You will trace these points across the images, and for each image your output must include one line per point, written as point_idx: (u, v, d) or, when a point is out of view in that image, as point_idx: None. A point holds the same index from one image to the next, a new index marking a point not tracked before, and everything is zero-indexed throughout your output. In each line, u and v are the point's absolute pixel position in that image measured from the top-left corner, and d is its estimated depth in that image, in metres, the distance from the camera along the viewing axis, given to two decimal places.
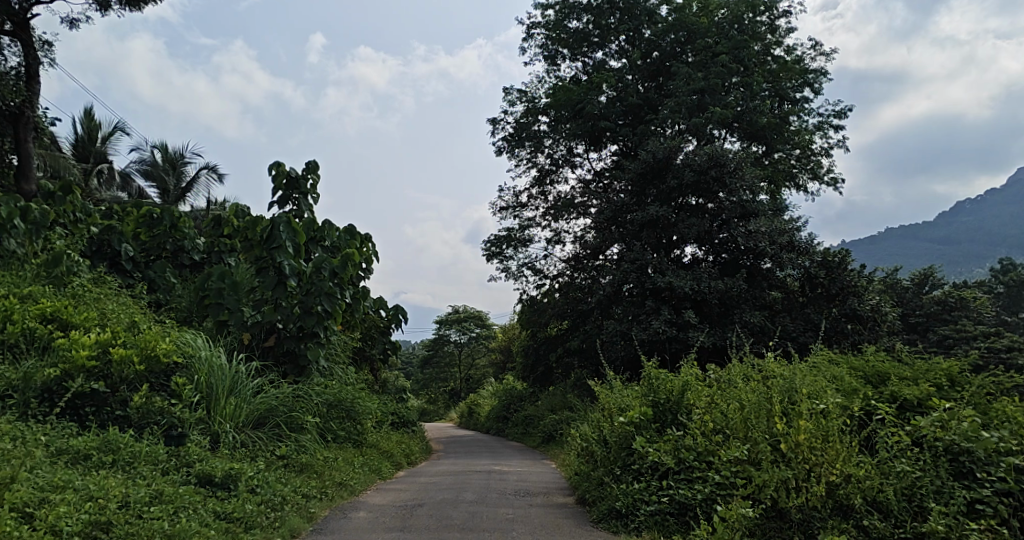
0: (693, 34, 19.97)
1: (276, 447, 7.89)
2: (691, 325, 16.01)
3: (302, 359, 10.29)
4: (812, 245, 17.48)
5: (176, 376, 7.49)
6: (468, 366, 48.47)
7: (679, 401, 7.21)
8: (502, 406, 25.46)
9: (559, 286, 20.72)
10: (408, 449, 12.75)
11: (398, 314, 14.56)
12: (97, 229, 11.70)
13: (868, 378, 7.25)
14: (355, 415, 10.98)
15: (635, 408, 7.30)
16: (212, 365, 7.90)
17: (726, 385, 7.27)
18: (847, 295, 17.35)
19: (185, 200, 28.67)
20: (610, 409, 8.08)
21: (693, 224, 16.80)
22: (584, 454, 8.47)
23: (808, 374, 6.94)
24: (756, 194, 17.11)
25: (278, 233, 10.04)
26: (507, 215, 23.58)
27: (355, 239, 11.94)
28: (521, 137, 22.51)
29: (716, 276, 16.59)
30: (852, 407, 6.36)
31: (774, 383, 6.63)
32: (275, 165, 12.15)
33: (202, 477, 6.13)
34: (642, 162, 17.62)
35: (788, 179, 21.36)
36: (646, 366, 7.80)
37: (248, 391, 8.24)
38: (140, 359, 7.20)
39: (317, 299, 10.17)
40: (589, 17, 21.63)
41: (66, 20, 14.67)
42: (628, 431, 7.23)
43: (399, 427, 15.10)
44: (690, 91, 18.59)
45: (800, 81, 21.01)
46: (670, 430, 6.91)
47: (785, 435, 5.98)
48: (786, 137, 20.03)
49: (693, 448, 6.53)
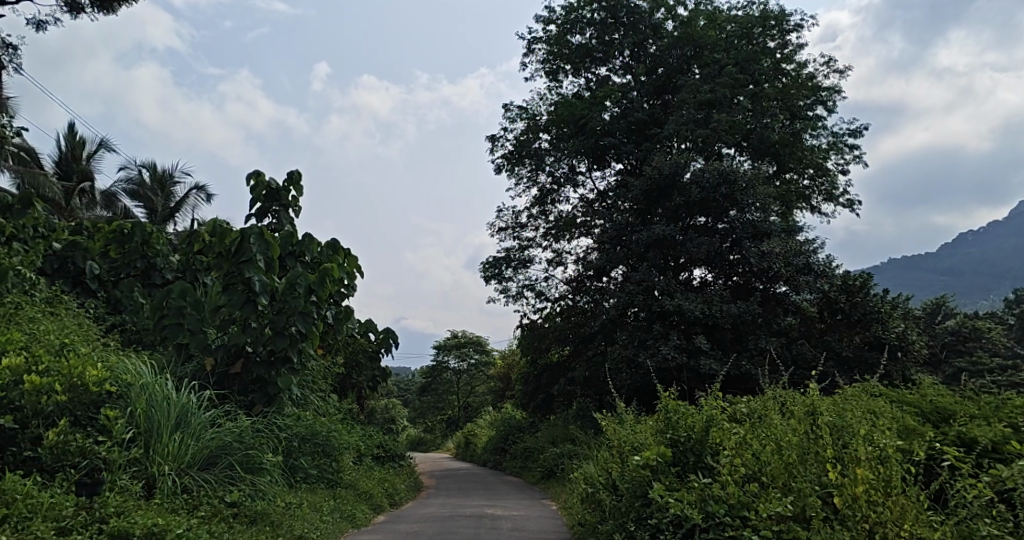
0: (701, 49, 18.98)
1: (226, 493, 6.80)
2: (703, 352, 14.87)
3: (272, 387, 9.12)
4: (830, 268, 16.30)
5: (108, 408, 6.32)
6: (467, 395, 46.84)
7: (702, 440, 5.98)
8: (501, 437, 24.12)
9: (560, 310, 19.60)
10: (391, 489, 11.55)
11: (388, 339, 13.39)
12: (59, 245, 10.56)
13: (927, 416, 6.07)
14: (330, 450, 9.89)
15: (652, 448, 6.09)
16: (153, 396, 6.78)
17: (759, 421, 6.11)
18: (872, 321, 16.00)
19: (173, 221, 27.67)
20: (623, 447, 6.93)
21: (701, 244, 15.70)
22: (589, 501, 7.30)
23: (861, 409, 5.76)
24: (770, 213, 16.07)
25: (249, 245, 9.01)
26: (505, 236, 22.53)
27: (339, 256, 10.84)
28: (521, 156, 21.57)
29: (729, 299, 15.48)
30: (915, 451, 5.21)
31: (821, 419, 5.47)
32: (255, 174, 11.10)
33: (117, 536, 5.03)
34: (647, 179, 16.60)
35: (802, 201, 20.07)
36: (663, 397, 6.65)
37: (199, 425, 7.10)
38: (63, 388, 6.07)
39: (290, 320, 8.98)
40: (592, 32, 20.70)
41: (34, 22, 13.70)
42: (645, 476, 6.06)
43: (387, 462, 13.91)
44: (697, 106, 17.60)
45: (813, 99, 19.66)
46: (695, 476, 5.69)
47: (840, 486, 4.87)
48: (800, 156, 18.69)
49: (722, 500, 5.31)
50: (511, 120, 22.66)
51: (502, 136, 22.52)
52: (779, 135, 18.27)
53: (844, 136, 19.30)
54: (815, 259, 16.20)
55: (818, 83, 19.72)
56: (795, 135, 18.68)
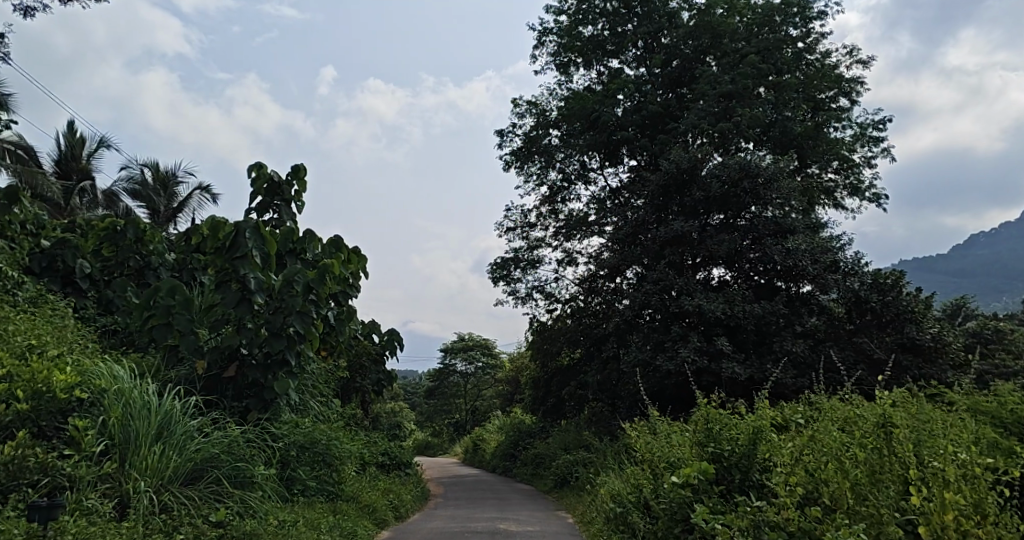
0: (720, 37, 18.09)
1: (210, 511, 6.11)
2: (725, 354, 14.08)
3: (268, 393, 8.39)
4: (859, 266, 15.44)
5: (76, 416, 5.64)
6: (474, 397, 46.11)
7: (750, 456, 5.25)
8: (510, 443, 23.39)
9: (571, 311, 18.90)
10: (396, 501, 10.82)
11: (394, 341, 12.67)
12: (48, 243, 9.82)
13: (1013, 431, 5.26)
14: (330, 461, 9.19)
15: (692, 465, 5.33)
16: (131, 402, 6.07)
17: (816, 432, 5.34)
18: (904, 322, 15.04)
19: (176, 222, 27.03)
20: (657, 463, 6.20)
21: (722, 241, 14.91)
22: (616, 522, 6.55)
23: (939, 418, 4.94)
24: (793, 209, 15.30)
25: (243, 239, 8.28)
26: (514, 236, 21.83)
27: (342, 253, 10.11)
28: (530, 153, 20.76)
29: (752, 299, 14.70)
30: (1010, 470, 4.40)
31: (898, 432, 4.65)
32: (256, 167, 10.41)
33: None
34: (664, 173, 15.81)
35: (825, 196, 19.18)
36: (703, 408, 5.92)
37: (183, 435, 6.39)
38: (25, 395, 5.41)
39: (287, 319, 8.25)
40: (604, 23, 19.96)
41: (24, 10, 13.03)
42: (685, 498, 5.30)
43: (391, 471, 13.17)
44: (716, 97, 16.80)
45: (837, 90, 18.72)
46: (745, 499, 4.94)
47: (925, 513, 4.07)
48: (823, 149, 17.79)
49: (781, 529, 4.52)
50: (520, 116, 21.91)
51: (511, 132, 21.77)
52: (802, 127, 17.44)
53: (869, 129, 18.30)
54: (843, 257, 15.35)
55: (841, 73, 18.68)
56: (817, 127, 17.82)
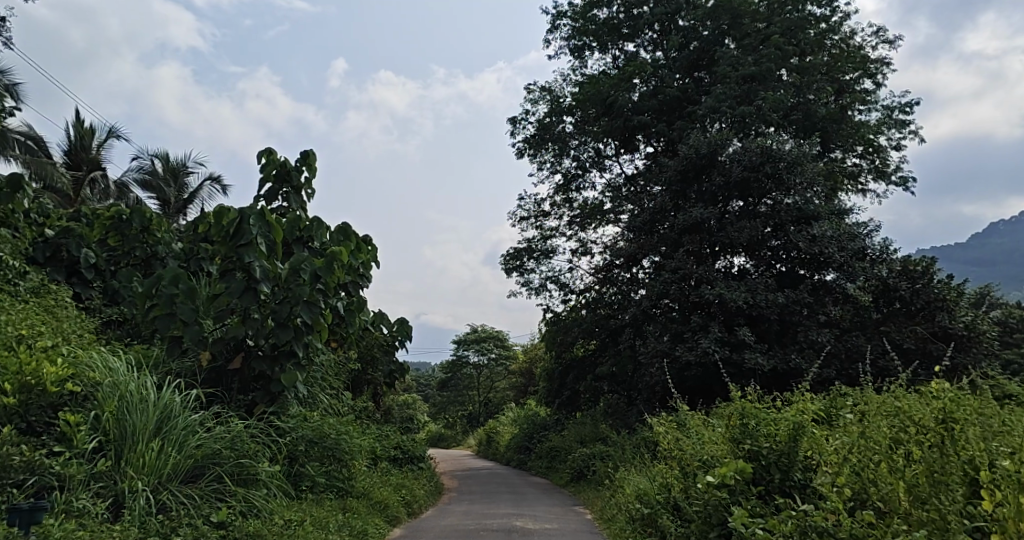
0: (739, 18, 17.41)
1: (212, 511, 5.77)
2: (747, 345, 13.63)
3: (274, 386, 8.02)
4: (887, 253, 14.91)
5: (68, 411, 5.32)
6: (487, 389, 45.81)
7: (792, 454, 4.84)
8: (525, 435, 23.01)
9: (586, 301, 18.50)
10: (409, 496, 10.46)
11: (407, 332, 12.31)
12: (52, 232, 9.50)
13: None
14: (340, 456, 8.85)
15: (728, 464, 4.94)
16: (127, 396, 5.74)
17: (863, 428, 4.90)
18: (935, 310, 14.51)
19: (187, 213, 26.78)
20: (688, 463, 5.82)
21: (743, 229, 14.41)
22: (644, 522, 6.14)
23: (1008, 417, 4.47)
24: (817, 195, 14.78)
25: (248, 226, 7.91)
26: (527, 226, 21.42)
27: (352, 241, 9.73)
28: (543, 140, 20.28)
29: (774, 288, 14.22)
30: None
31: (965, 432, 4.19)
32: (265, 152, 10.05)
33: None
34: (682, 159, 15.27)
35: (849, 182, 18.61)
36: (738, 404, 5.53)
37: (183, 430, 6.05)
38: (12, 389, 5.09)
39: (294, 309, 7.87)
40: (619, 6, 19.44)
41: None
42: (722, 500, 4.96)
43: (405, 465, 12.81)
44: (738, 79, 16.29)
45: (862, 72, 18.14)
46: (789, 503, 4.54)
47: (999, 519, 3.62)
48: (848, 133, 17.21)
49: (830, 535, 4.13)
50: (533, 102, 21.45)
51: (524, 119, 21.32)
52: (826, 111, 16.85)
53: (894, 111, 17.71)
54: (869, 244, 14.82)
55: (866, 54, 18.09)
56: (842, 110, 17.24)
